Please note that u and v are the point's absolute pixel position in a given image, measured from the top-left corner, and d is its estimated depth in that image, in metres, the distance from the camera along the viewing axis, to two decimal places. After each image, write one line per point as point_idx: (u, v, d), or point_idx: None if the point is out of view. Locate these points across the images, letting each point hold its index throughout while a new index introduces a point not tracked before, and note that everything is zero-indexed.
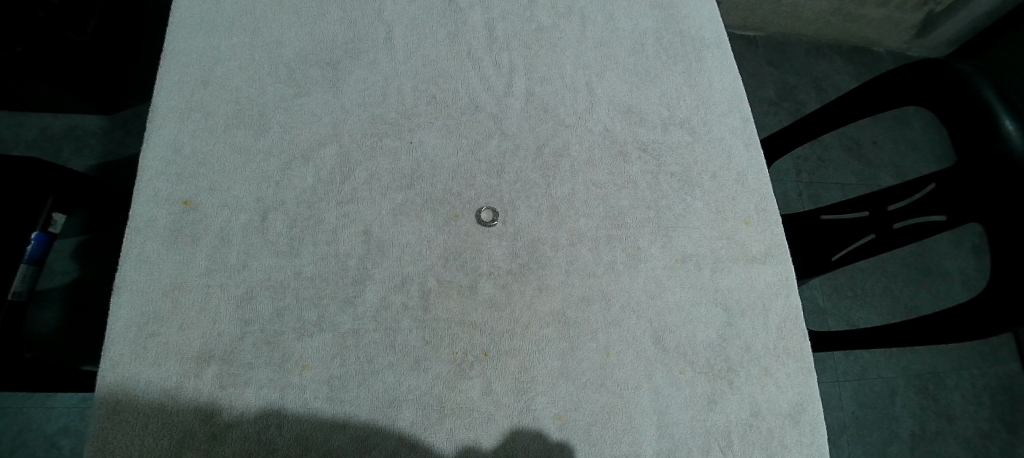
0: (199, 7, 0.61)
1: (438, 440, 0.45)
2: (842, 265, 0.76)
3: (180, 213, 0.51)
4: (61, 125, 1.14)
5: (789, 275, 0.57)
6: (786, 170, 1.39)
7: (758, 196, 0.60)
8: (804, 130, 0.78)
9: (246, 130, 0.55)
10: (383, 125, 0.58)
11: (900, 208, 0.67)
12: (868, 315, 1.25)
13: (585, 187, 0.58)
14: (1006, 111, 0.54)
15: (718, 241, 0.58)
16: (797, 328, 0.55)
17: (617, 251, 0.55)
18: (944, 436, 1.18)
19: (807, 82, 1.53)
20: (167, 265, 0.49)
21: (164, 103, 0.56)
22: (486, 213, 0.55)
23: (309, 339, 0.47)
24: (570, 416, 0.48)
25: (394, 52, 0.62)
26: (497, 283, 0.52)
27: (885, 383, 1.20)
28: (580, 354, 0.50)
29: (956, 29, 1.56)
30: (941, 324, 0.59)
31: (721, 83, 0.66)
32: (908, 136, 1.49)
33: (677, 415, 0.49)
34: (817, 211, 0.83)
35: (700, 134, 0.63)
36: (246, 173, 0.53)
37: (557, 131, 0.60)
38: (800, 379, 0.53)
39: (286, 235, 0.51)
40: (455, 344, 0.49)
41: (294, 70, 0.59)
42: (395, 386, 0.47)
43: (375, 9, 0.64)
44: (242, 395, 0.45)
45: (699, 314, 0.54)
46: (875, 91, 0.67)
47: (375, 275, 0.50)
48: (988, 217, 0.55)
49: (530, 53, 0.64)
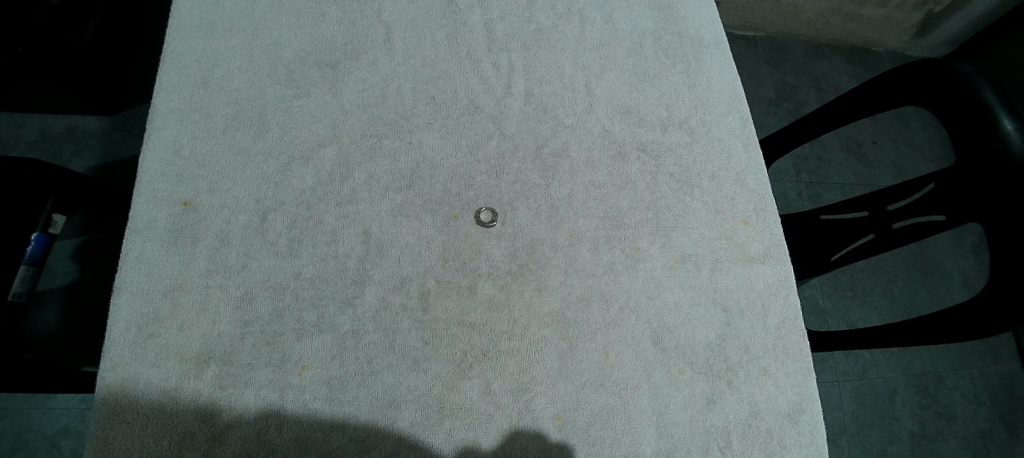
0: (199, 8, 0.62)
1: (438, 440, 0.45)
2: (842, 265, 0.76)
3: (180, 214, 0.51)
4: (61, 125, 1.14)
5: (788, 275, 0.57)
6: (786, 170, 1.39)
7: (757, 196, 0.61)
8: (804, 130, 0.78)
9: (246, 131, 0.56)
10: (383, 126, 0.58)
11: (899, 208, 0.67)
12: (868, 315, 1.25)
13: (584, 187, 0.58)
14: (1005, 111, 0.54)
15: (717, 241, 0.58)
16: (796, 328, 0.55)
17: (616, 252, 0.55)
18: (943, 436, 1.18)
19: (806, 82, 1.53)
20: (168, 266, 0.49)
21: (164, 105, 0.56)
22: (486, 214, 0.55)
23: (309, 339, 0.47)
24: (569, 416, 0.48)
25: (394, 53, 0.62)
26: (497, 283, 0.52)
27: (885, 383, 1.20)
28: (579, 355, 0.50)
29: (955, 29, 1.56)
30: (940, 324, 0.59)
31: (721, 83, 0.66)
32: (908, 135, 1.49)
33: (677, 415, 0.49)
34: (817, 211, 0.83)
35: (699, 134, 0.63)
36: (246, 173, 0.54)
37: (556, 132, 0.61)
38: (799, 379, 0.53)
39: (286, 235, 0.51)
40: (454, 344, 0.49)
41: (294, 71, 0.59)
42: (395, 387, 0.47)
43: (375, 10, 0.64)
44: (242, 395, 0.45)
45: (699, 314, 0.54)
46: (874, 91, 0.67)
47: (374, 276, 0.51)
48: (988, 217, 0.55)
49: (529, 54, 0.65)
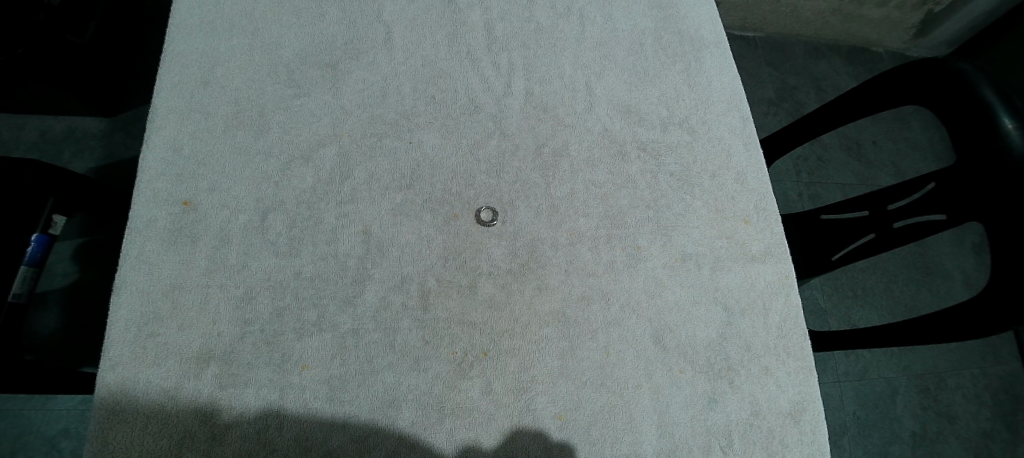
0: (199, 8, 0.62)
1: (438, 440, 0.45)
2: (842, 265, 0.76)
3: (180, 214, 0.51)
4: (62, 127, 1.14)
5: (789, 274, 0.57)
6: (786, 170, 1.39)
7: (757, 195, 0.61)
8: (804, 130, 0.78)
9: (246, 131, 0.56)
10: (383, 126, 0.58)
11: (900, 207, 0.67)
12: (869, 316, 1.25)
13: (585, 187, 0.58)
14: (1006, 109, 0.54)
15: (718, 240, 0.58)
16: (797, 327, 0.55)
17: (617, 250, 0.55)
18: (945, 436, 1.17)
19: (806, 82, 1.53)
20: (167, 266, 0.49)
21: (165, 104, 0.56)
22: (486, 213, 0.55)
23: (309, 338, 0.47)
24: (570, 416, 0.48)
25: (394, 53, 0.62)
26: (497, 282, 0.52)
27: (885, 384, 1.20)
28: (580, 354, 0.50)
29: (955, 30, 1.56)
30: (940, 323, 0.59)
31: (721, 82, 0.66)
32: (908, 135, 1.49)
33: (678, 414, 0.49)
34: (817, 211, 0.83)
35: (700, 133, 0.63)
36: (246, 172, 0.54)
37: (556, 131, 0.61)
38: (800, 378, 0.53)
39: (286, 235, 0.51)
40: (455, 343, 0.49)
41: (294, 71, 0.59)
42: (395, 387, 0.47)
43: (374, 10, 0.64)
44: (243, 395, 0.45)
45: (700, 313, 0.54)
46: (874, 90, 0.67)
47: (374, 275, 0.50)
48: (987, 216, 0.55)
49: (530, 53, 0.65)
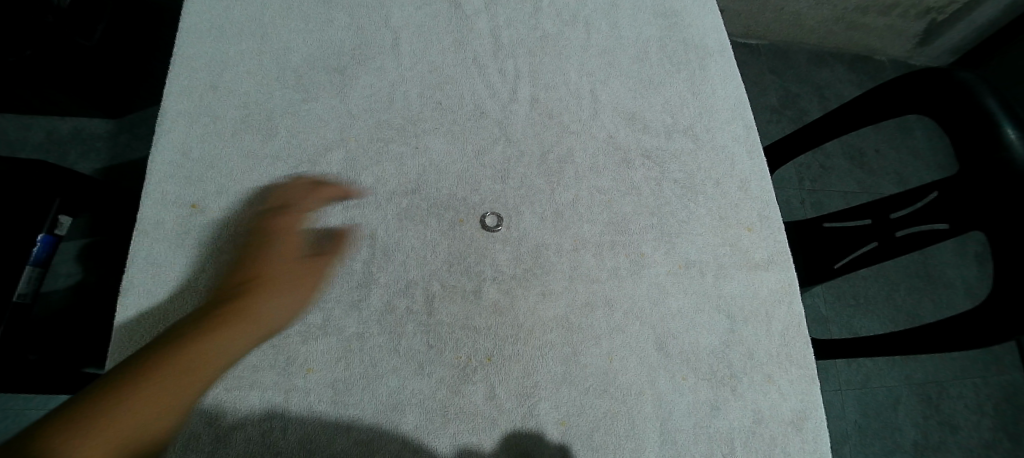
0: (208, 13, 0.62)
1: (440, 444, 0.45)
2: (845, 273, 0.76)
3: (188, 216, 0.52)
4: (69, 128, 1.15)
5: (793, 282, 0.57)
6: (789, 178, 1.39)
7: (761, 203, 0.61)
8: (806, 138, 0.79)
9: (255, 135, 0.56)
10: (389, 131, 0.58)
11: (903, 216, 0.67)
12: (871, 324, 1.25)
13: (588, 193, 0.58)
14: (1008, 119, 0.55)
15: (721, 247, 0.58)
16: (800, 336, 0.55)
17: (620, 257, 0.56)
18: (947, 445, 1.17)
19: (808, 90, 1.54)
20: (174, 268, 0.49)
21: (174, 108, 0.56)
22: (491, 218, 0.55)
23: (314, 342, 0.48)
24: (573, 421, 0.48)
25: (401, 59, 0.62)
26: (501, 287, 0.52)
27: (888, 392, 1.19)
28: (582, 360, 0.50)
29: (955, 40, 1.57)
30: (945, 332, 0.59)
31: (725, 91, 0.67)
32: (910, 143, 1.50)
33: (680, 421, 0.49)
34: (820, 218, 0.83)
35: (703, 141, 0.63)
36: (254, 176, 0.54)
37: (561, 137, 0.61)
38: (803, 387, 0.53)
39: (292, 238, 0.52)
40: (459, 348, 0.49)
41: (302, 75, 0.60)
42: (399, 391, 0.47)
43: (382, 16, 0.65)
44: (248, 397, 0.45)
45: (703, 321, 0.54)
46: (878, 100, 0.67)
47: (379, 279, 0.51)
48: (990, 225, 0.55)
49: (535, 60, 0.65)
